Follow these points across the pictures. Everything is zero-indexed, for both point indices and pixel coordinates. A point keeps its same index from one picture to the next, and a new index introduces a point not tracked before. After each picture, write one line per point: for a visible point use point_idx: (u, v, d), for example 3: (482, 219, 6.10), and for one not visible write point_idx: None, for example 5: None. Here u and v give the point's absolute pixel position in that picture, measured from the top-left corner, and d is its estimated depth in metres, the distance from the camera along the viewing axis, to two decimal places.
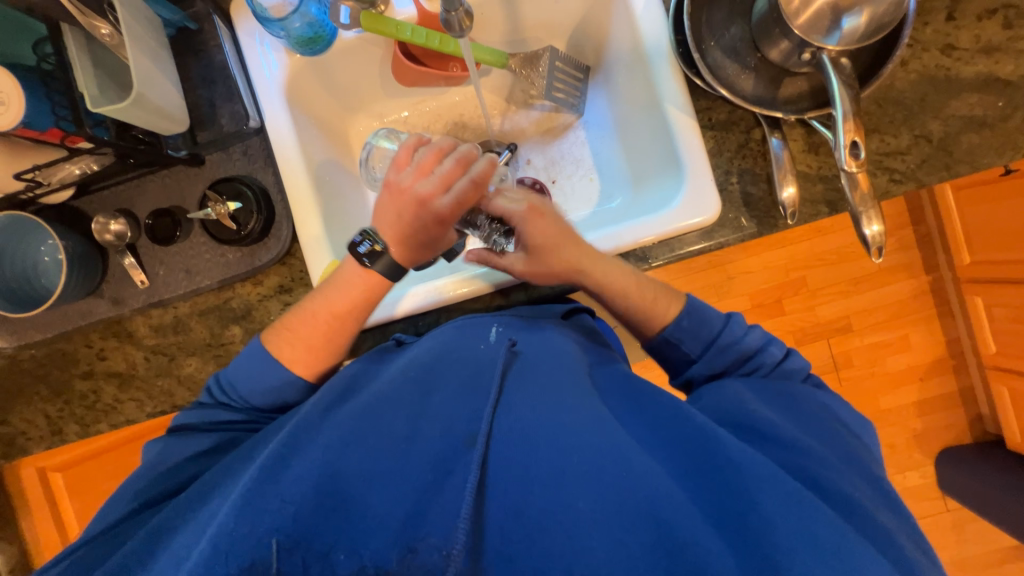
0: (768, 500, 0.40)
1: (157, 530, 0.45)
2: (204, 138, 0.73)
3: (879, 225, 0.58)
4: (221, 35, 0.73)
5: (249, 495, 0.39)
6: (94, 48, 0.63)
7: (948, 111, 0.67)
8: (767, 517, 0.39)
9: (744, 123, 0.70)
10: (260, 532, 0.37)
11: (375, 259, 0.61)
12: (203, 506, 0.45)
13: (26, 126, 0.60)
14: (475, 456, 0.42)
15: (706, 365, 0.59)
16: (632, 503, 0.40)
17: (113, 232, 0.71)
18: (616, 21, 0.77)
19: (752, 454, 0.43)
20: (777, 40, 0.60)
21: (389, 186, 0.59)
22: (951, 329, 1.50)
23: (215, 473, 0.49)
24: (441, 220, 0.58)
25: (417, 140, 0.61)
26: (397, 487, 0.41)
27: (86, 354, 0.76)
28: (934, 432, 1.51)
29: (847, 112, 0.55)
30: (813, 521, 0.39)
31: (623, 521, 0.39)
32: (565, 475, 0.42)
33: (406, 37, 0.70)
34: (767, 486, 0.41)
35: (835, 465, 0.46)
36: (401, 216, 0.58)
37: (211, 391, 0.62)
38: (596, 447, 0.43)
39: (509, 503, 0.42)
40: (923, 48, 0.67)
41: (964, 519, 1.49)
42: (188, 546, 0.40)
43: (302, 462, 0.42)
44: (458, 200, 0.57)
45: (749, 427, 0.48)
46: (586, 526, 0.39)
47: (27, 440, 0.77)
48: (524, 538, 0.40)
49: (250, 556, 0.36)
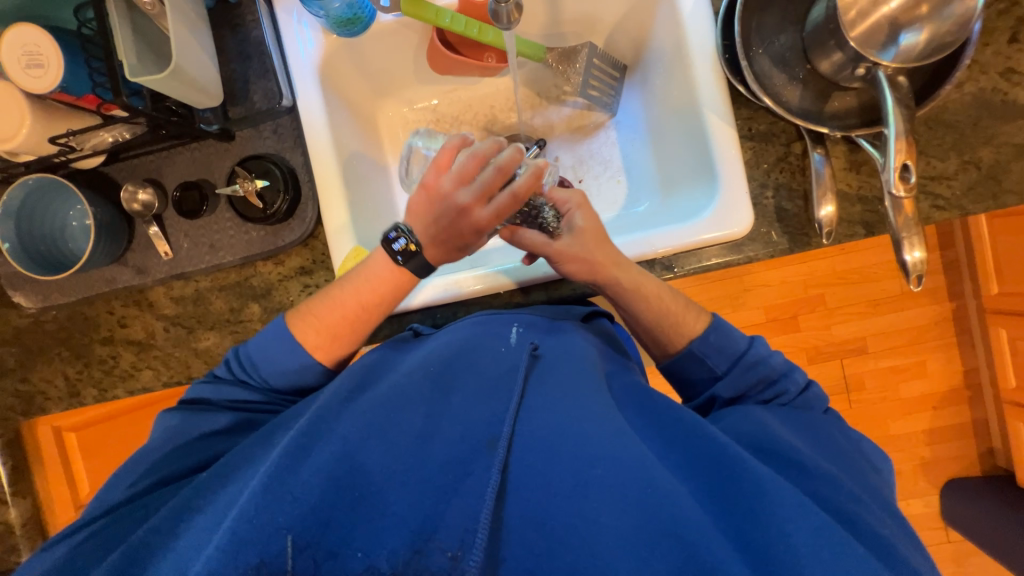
0: (798, 530, 0.38)
1: (178, 511, 0.45)
2: (236, 113, 0.73)
3: (921, 251, 0.56)
4: (259, 9, 0.72)
5: (270, 482, 0.39)
6: (134, 15, 0.62)
7: (1000, 138, 0.64)
8: (794, 548, 0.37)
9: (785, 135, 0.68)
10: (277, 522, 0.37)
11: (409, 259, 0.60)
12: (226, 487, 0.45)
13: (63, 90, 0.60)
14: (495, 460, 0.42)
15: (730, 384, 0.57)
16: (655, 522, 0.39)
17: (140, 202, 0.71)
18: (660, 21, 0.75)
19: (779, 480, 0.42)
20: (829, 51, 0.58)
21: (428, 187, 0.57)
22: (971, 359, 1.46)
23: (235, 456, 0.49)
24: (479, 229, 0.57)
25: (460, 141, 0.59)
26: (415, 485, 0.41)
27: (107, 319, 0.77)
28: (943, 462, 1.48)
29: (901, 130, 0.53)
30: (848, 556, 0.37)
31: (642, 539, 0.38)
32: (585, 488, 0.41)
33: (445, 24, 0.69)
34: (796, 515, 0.39)
35: (861, 497, 0.44)
36: (438, 219, 0.57)
37: (230, 365, 0.62)
38: (618, 461, 0.42)
39: (528, 512, 0.41)
40: (981, 70, 0.64)
41: (966, 551, 1.47)
42: (210, 533, 0.40)
43: (322, 453, 0.42)
44: (498, 211, 0.56)
45: (774, 452, 0.47)
46: (606, 544, 0.38)
47: (46, 399, 0.78)
48: (543, 551, 0.39)
49: (264, 552, 0.36)
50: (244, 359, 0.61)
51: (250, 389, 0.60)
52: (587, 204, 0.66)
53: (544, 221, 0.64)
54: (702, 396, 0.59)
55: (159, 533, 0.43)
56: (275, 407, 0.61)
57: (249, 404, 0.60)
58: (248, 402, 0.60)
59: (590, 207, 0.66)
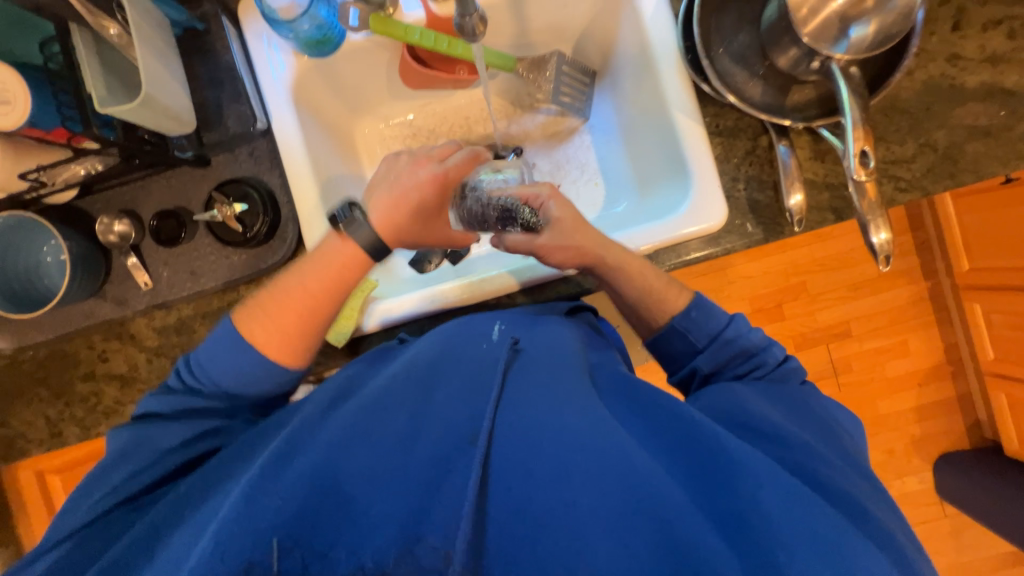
0: (768, 495, 0.40)
1: (160, 523, 0.44)
2: (211, 139, 0.73)
3: (887, 233, 0.58)
4: (228, 36, 0.73)
5: (249, 495, 0.39)
6: (101, 47, 0.62)
7: (953, 120, 0.67)
8: (768, 516, 0.38)
9: (751, 129, 0.70)
10: (261, 531, 0.37)
11: (352, 226, 0.61)
12: (203, 503, 0.45)
13: (32, 125, 0.60)
14: (475, 455, 0.42)
15: (710, 357, 0.58)
16: (632, 501, 0.40)
17: (116, 233, 0.71)
18: (623, 26, 0.77)
19: (754, 453, 0.43)
20: (785, 48, 0.60)
21: (388, 160, 0.68)
22: (950, 335, 1.50)
23: (215, 467, 0.49)
24: (438, 185, 0.64)
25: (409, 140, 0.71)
26: (397, 486, 0.41)
27: (88, 355, 0.76)
28: (933, 437, 1.51)
29: (857, 119, 0.55)
30: (817, 520, 0.39)
31: (623, 519, 0.39)
32: (570, 473, 0.42)
33: (414, 40, 0.70)
34: (769, 485, 0.40)
35: (838, 466, 0.46)
36: (399, 180, 0.64)
37: (180, 374, 0.59)
38: (600, 446, 0.42)
39: (513, 500, 0.42)
40: (929, 57, 0.68)
41: (962, 524, 1.49)
42: (186, 548, 0.39)
43: (301, 460, 0.41)
44: (455, 167, 0.66)
45: (751, 429, 0.48)
46: (585, 523, 0.40)
47: (27, 442, 0.76)
48: (525, 537, 0.41)
49: (249, 556, 0.36)
50: (194, 367, 0.58)
51: (204, 397, 0.58)
52: (558, 195, 0.65)
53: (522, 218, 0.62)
54: (683, 370, 0.60)
55: (136, 553, 0.42)
56: (230, 411, 0.59)
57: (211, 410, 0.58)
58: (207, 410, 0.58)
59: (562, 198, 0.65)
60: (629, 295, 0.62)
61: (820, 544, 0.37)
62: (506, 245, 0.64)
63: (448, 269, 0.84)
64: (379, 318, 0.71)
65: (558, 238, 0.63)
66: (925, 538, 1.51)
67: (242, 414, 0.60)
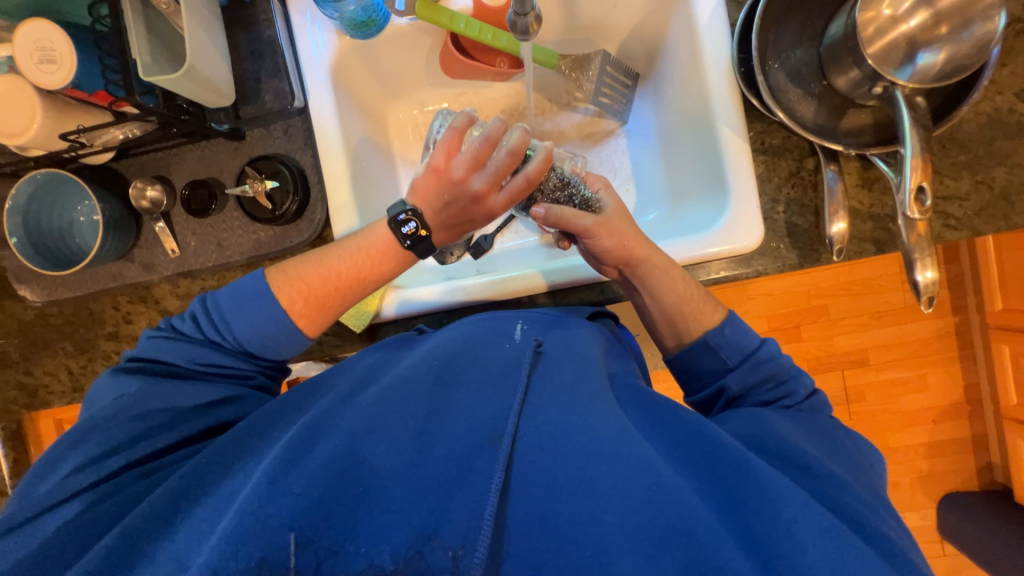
0: (805, 531, 0.37)
1: (176, 495, 0.44)
2: (247, 113, 0.72)
3: (933, 273, 0.55)
4: (272, 9, 0.72)
5: (271, 476, 0.39)
6: (148, 13, 0.62)
7: (1015, 159, 0.64)
8: (800, 544, 0.37)
9: (798, 150, 0.68)
10: (281, 518, 0.37)
11: (417, 243, 0.61)
12: (224, 479, 0.45)
13: (76, 87, 0.60)
14: (499, 456, 0.42)
15: (741, 377, 0.56)
16: (664, 518, 0.38)
17: (149, 199, 0.72)
18: (675, 30, 0.74)
19: (788, 485, 0.41)
20: (846, 68, 0.58)
21: (438, 171, 0.60)
22: (972, 374, 1.46)
23: (228, 441, 0.48)
24: (491, 214, 0.62)
25: (468, 120, 0.58)
26: (417, 480, 0.40)
27: (113, 315, 0.77)
28: (942, 475, 1.48)
29: (917, 150, 0.53)
30: (854, 555, 0.36)
31: (648, 539, 0.38)
32: (593, 484, 0.41)
33: (459, 28, 0.68)
34: (804, 514, 0.38)
35: (867, 501, 0.44)
36: (448, 205, 0.61)
37: (201, 325, 0.59)
38: (627, 459, 0.42)
39: (535, 508, 0.40)
40: (997, 90, 0.64)
41: (961, 565, 1.47)
42: (212, 523, 0.40)
43: (325, 446, 0.42)
44: (511, 199, 0.60)
45: (779, 455, 0.46)
46: (612, 539, 0.38)
47: (49, 393, 0.78)
48: (550, 548, 0.39)
49: (272, 543, 0.36)
50: (221, 324, 0.59)
51: (221, 351, 0.59)
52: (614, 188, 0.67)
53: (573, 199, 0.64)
54: (707, 389, 0.58)
55: (155, 520, 0.43)
56: (247, 372, 0.60)
57: (229, 370, 0.59)
58: (223, 367, 0.59)
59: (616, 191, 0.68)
60: None
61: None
62: (554, 215, 0.60)
63: (469, 263, 0.83)
64: (398, 307, 0.70)
65: (598, 242, 0.60)
66: None
67: (258, 376, 0.61)
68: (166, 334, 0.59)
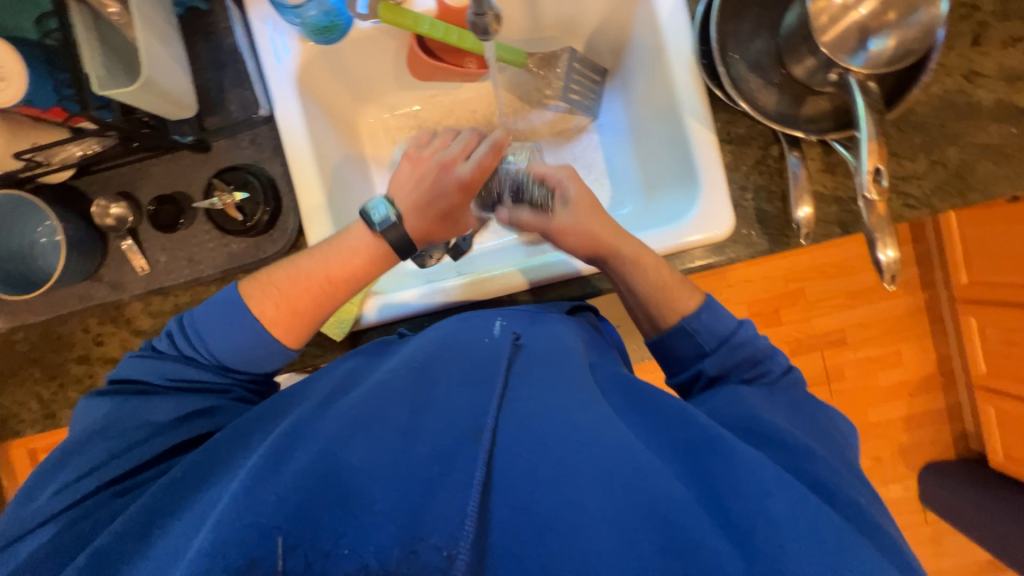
0: (776, 503, 0.39)
1: (151, 515, 0.43)
2: (212, 123, 0.71)
3: (894, 251, 0.57)
4: (232, 18, 0.71)
5: (250, 487, 0.39)
6: (100, 26, 0.60)
7: (966, 138, 0.66)
8: (770, 515, 0.38)
9: (762, 139, 0.69)
10: (263, 527, 0.37)
11: (387, 229, 0.61)
12: (200, 493, 0.44)
13: (28, 104, 0.58)
14: (478, 451, 0.41)
15: (718, 360, 0.57)
16: (642, 501, 0.39)
17: (113, 216, 0.69)
18: (638, 25, 0.75)
19: (758, 457, 0.43)
20: (803, 57, 0.59)
21: (409, 158, 0.66)
22: (944, 347, 1.51)
23: (207, 456, 0.48)
24: (461, 185, 0.63)
25: (430, 134, 0.71)
26: (399, 480, 0.40)
27: (82, 338, 0.75)
28: (920, 446, 1.53)
29: (871, 133, 0.54)
30: (819, 524, 0.38)
31: (629, 521, 0.38)
32: (574, 472, 0.41)
33: (424, 30, 0.68)
34: (773, 488, 0.40)
35: (839, 470, 0.46)
36: (420, 178, 0.64)
37: (174, 340, 0.58)
38: (606, 445, 0.43)
39: (517, 500, 0.40)
40: (946, 73, 0.67)
41: (943, 532, 1.52)
42: (188, 538, 0.39)
43: (304, 452, 0.41)
44: (479, 165, 0.63)
45: (754, 432, 0.48)
46: (595, 523, 0.38)
47: (19, 422, 0.75)
48: (532, 536, 0.39)
49: (254, 551, 0.35)
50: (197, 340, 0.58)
51: (197, 366, 0.58)
52: (576, 176, 0.68)
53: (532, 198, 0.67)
54: (683, 374, 0.60)
55: (132, 541, 0.42)
56: (224, 385, 0.59)
57: (203, 384, 0.57)
58: (198, 382, 0.57)
59: (579, 179, 0.68)
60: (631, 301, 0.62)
61: (826, 548, 0.37)
62: (514, 220, 0.67)
63: (449, 264, 0.82)
64: (378, 313, 0.70)
65: (566, 237, 0.64)
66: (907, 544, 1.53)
67: (236, 389, 0.59)
68: (137, 354, 0.58)
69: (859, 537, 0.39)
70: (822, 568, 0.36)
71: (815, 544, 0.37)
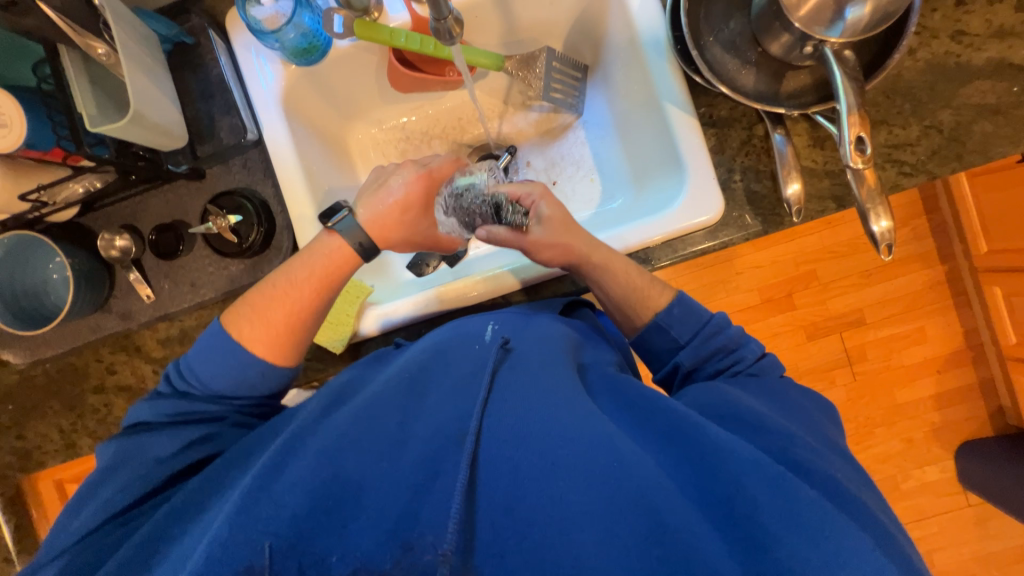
0: (756, 484, 0.39)
1: (157, 539, 0.45)
2: (205, 151, 0.73)
3: (888, 221, 0.56)
4: (216, 48, 0.73)
5: (245, 501, 0.40)
6: (92, 68, 0.63)
7: (959, 100, 0.64)
8: (752, 498, 0.39)
9: (747, 118, 0.68)
10: (253, 536, 0.38)
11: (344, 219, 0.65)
12: (200, 517, 0.45)
13: (30, 147, 0.60)
14: (463, 455, 0.42)
15: (692, 353, 0.57)
16: (624, 492, 0.39)
17: (118, 248, 0.72)
18: (612, 16, 0.75)
19: (731, 439, 0.42)
20: (777, 34, 0.58)
21: (378, 172, 0.73)
22: (970, 319, 1.45)
23: (213, 480, 0.49)
24: (417, 192, 0.68)
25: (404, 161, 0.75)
26: (390, 487, 0.41)
27: (96, 368, 0.77)
28: (953, 425, 1.46)
29: (853, 104, 0.53)
30: (798, 504, 0.38)
31: (613, 512, 0.39)
32: (557, 467, 0.41)
33: (400, 44, 0.69)
34: (749, 469, 0.40)
35: (816, 447, 0.45)
36: (383, 188, 0.68)
37: (171, 378, 0.59)
38: (587, 440, 0.42)
39: (499, 499, 0.41)
40: (931, 35, 0.65)
41: (987, 513, 1.45)
42: (185, 555, 0.40)
43: (296, 468, 0.42)
44: (432, 171, 0.71)
45: (736, 417, 0.47)
46: (576, 517, 0.39)
47: (43, 453, 0.79)
48: (513, 534, 0.39)
49: (248, 558, 0.37)
50: (182, 368, 0.59)
51: (192, 399, 0.58)
52: (550, 194, 0.66)
53: (511, 218, 0.66)
54: (664, 367, 0.59)
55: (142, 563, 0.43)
56: (219, 414, 0.58)
57: (199, 413, 0.58)
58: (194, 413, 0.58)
59: (553, 196, 0.67)
60: (623, 291, 0.61)
61: (809, 529, 0.37)
62: (493, 238, 0.65)
63: (447, 271, 0.83)
64: (375, 323, 0.71)
65: (541, 248, 0.63)
66: (950, 528, 1.46)
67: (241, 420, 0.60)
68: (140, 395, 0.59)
69: (849, 519, 0.39)
70: (806, 548, 0.36)
71: (794, 526, 0.37)
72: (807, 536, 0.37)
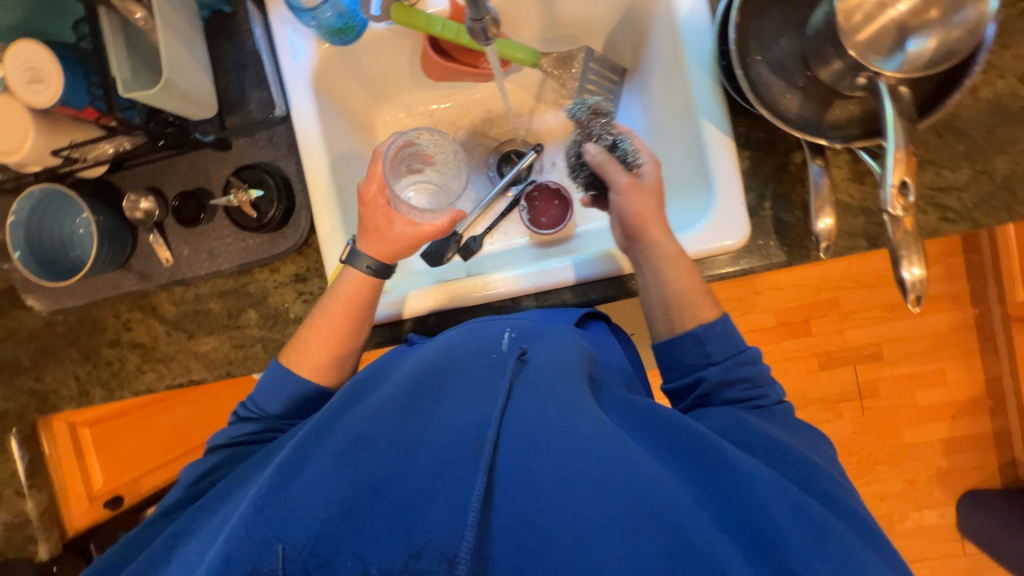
0: (779, 510, 0.40)
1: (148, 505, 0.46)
2: (233, 122, 0.74)
3: (920, 269, 0.53)
4: (254, 20, 0.73)
5: (258, 505, 0.41)
6: (129, 31, 0.64)
7: (1017, 146, 0.61)
8: (778, 526, 0.39)
9: (785, 144, 0.66)
10: (267, 536, 0.40)
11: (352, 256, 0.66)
12: (217, 511, 0.47)
13: (64, 104, 0.62)
14: (481, 461, 0.42)
15: (722, 370, 0.56)
16: (646, 508, 0.39)
17: (142, 209, 0.74)
18: (657, 21, 0.72)
19: (755, 468, 0.43)
20: (830, 60, 0.55)
21: None
22: (995, 366, 1.39)
23: None
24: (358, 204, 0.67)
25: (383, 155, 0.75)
26: (408, 487, 0.42)
27: (114, 323, 0.80)
28: (960, 472, 1.42)
29: (899, 143, 0.50)
30: (826, 540, 0.39)
31: (636, 526, 0.39)
32: (576, 481, 0.41)
33: (436, 31, 0.68)
34: (775, 496, 0.41)
35: (829, 472, 0.46)
36: None
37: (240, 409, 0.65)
38: (606, 459, 0.42)
39: (519, 508, 0.40)
40: (998, 74, 0.61)
41: (982, 564, 1.42)
42: (201, 552, 0.42)
43: (311, 470, 0.43)
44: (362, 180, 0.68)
45: (752, 446, 0.47)
46: (598, 533, 0.38)
47: (58, 398, 0.81)
48: (535, 549, 0.39)
49: (253, 560, 0.39)
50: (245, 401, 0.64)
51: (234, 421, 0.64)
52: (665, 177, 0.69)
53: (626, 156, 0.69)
54: (686, 378, 0.58)
55: None
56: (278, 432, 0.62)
57: None
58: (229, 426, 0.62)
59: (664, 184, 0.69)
60: None
61: (834, 561, 0.37)
62: (597, 160, 0.67)
63: (459, 263, 0.80)
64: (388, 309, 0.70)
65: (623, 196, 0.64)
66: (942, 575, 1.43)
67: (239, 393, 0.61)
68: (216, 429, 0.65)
69: (864, 544, 0.40)
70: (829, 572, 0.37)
71: (819, 556, 0.37)
72: (831, 565, 0.37)
